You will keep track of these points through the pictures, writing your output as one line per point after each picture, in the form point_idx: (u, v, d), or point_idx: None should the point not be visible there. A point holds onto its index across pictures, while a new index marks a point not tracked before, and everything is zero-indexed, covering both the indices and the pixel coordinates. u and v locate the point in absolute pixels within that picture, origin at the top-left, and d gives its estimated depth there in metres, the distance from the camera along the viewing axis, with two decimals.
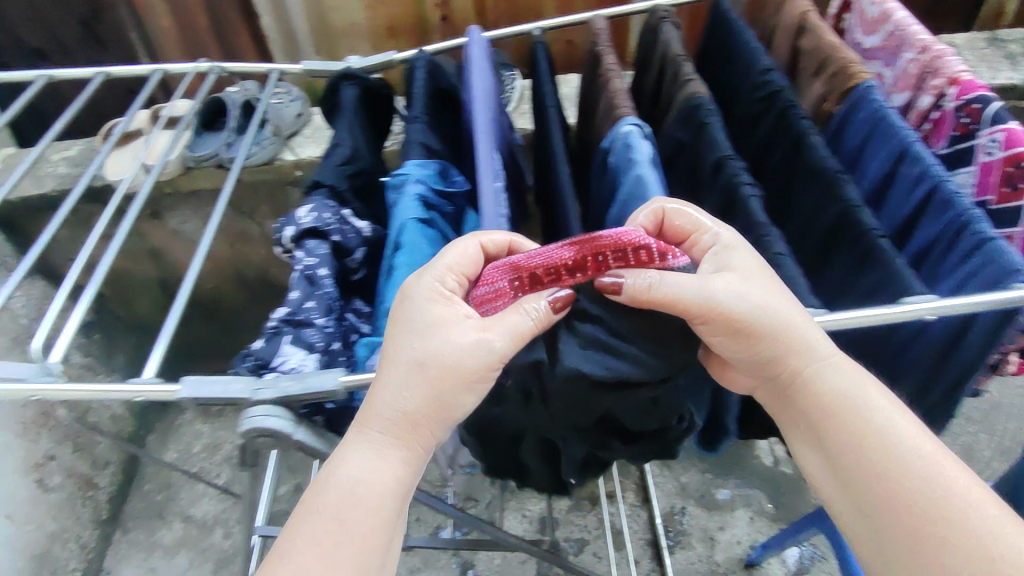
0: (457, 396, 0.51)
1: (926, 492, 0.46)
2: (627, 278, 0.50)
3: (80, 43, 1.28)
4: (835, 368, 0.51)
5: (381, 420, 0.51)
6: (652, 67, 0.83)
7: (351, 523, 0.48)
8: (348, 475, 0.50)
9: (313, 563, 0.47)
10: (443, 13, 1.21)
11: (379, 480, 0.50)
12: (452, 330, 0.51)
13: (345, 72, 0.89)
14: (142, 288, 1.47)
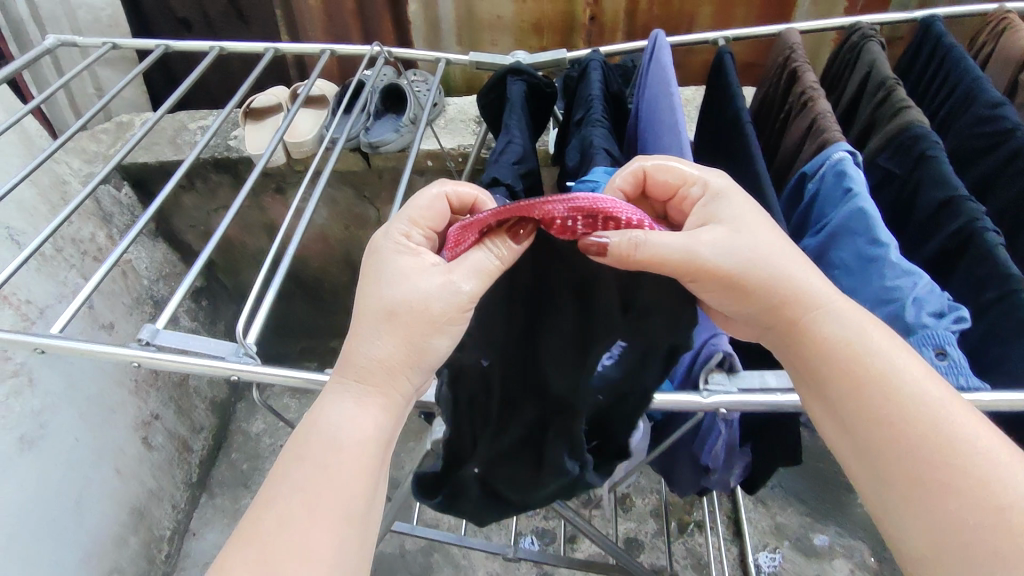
0: (430, 340, 0.47)
1: (941, 446, 0.40)
2: (612, 239, 0.43)
3: (227, 18, 1.31)
4: (835, 312, 0.46)
5: (355, 368, 0.48)
6: (849, 87, 0.78)
7: (328, 475, 0.45)
8: (328, 423, 0.47)
9: (299, 509, 0.44)
10: (593, 13, 1.18)
11: (355, 428, 0.47)
12: (419, 277, 0.48)
13: (515, 67, 0.85)
14: (252, 261, 1.49)
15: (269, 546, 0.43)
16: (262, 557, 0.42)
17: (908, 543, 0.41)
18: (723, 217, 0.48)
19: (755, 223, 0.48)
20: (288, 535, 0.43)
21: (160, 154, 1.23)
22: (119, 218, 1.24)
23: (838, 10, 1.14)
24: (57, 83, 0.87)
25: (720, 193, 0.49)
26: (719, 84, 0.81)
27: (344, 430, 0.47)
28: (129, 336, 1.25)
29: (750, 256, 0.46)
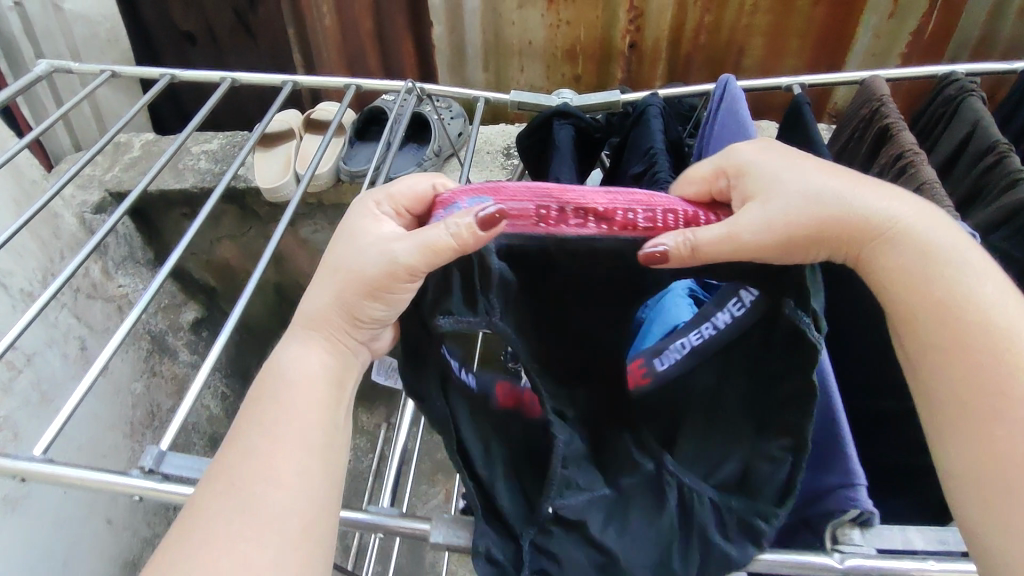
0: (360, 301, 0.43)
1: (1003, 375, 0.39)
2: (671, 241, 0.41)
3: (233, 35, 1.22)
4: (917, 232, 0.43)
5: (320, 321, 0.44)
6: (940, 145, 0.70)
7: (287, 440, 0.41)
8: (279, 363, 0.44)
9: (257, 447, 0.41)
10: (634, 40, 1.09)
11: (316, 382, 0.43)
12: (374, 238, 0.44)
13: (562, 109, 0.77)
14: (256, 291, 1.39)
15: (229, 528, 0.38)
16: (224, 540, 0.38)
17: (943, 455, 0.40)
18: (761, 181, 0.43)
19: (814, 169, 0.44)
20: (251, 512, 0.39)
21: (160, 180, 1.15)
22: (115, 250, 1.14)
23: (899, 44, 1.05)
24: (53, 117, 0.78)
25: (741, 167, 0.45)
26: (794, 136, 0.72)
27: (293, 365, 0.44)
28: (124, 375, 1.15)
29: (787, 215, 0.41)
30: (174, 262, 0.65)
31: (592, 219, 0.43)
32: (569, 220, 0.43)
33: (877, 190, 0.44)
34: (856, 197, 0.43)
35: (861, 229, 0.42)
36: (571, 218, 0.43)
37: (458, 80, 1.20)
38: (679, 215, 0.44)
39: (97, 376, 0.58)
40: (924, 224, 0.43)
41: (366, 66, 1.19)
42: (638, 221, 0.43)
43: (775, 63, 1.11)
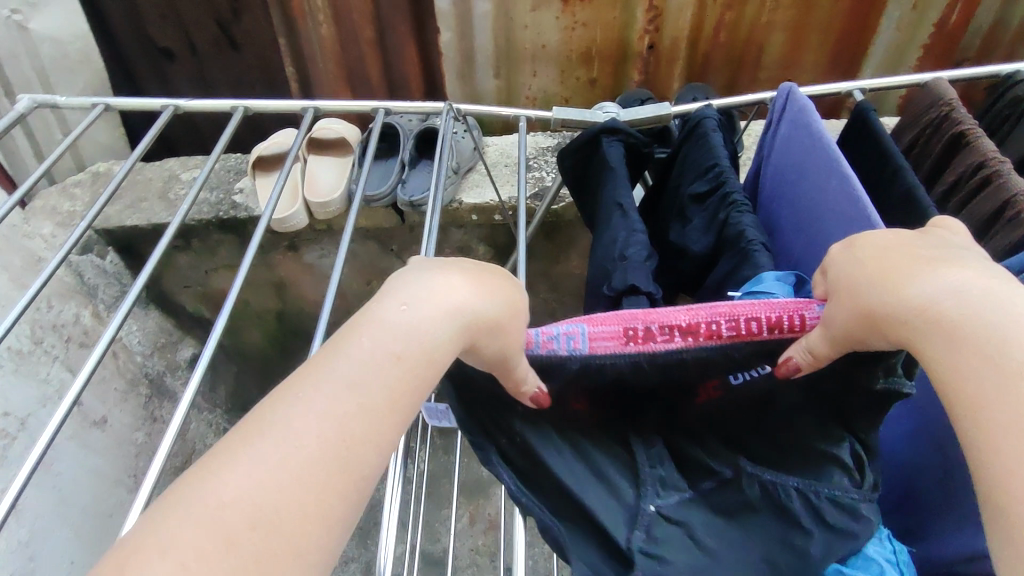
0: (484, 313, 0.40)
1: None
2: (797, 355, 0.42)
3: (217, 48, 1.18)
4: (967, 308, 0.34)
5: (454, 305, 0.39)
6: (1006, 147, 0.67)
7: (374, 397, 0.35)
8: (395, 321, 0.38)
9: (342, 407, 0.34)
10: (652, 41, 1.05)
11: (428, 353, 0.37)
12: (485, 284, 0.42)
13: (611, 124, 0.72)
14: (256, 320, 1.30)
15: (276, 469, 0.31)
16: (264, 478, 0.30)
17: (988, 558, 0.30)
18: (843, 285, 0.39)
19: (888, 255, 0.38)
20: (304, 458, 0.31)
21: (150, 214, 1.05)
22: (105, 290, 1.04)
23: (920, 36, 1.03)
24: (38, 172, 0.69)
25: (840, 258, 0.41)
26: (861, 145, 0.67)
27: (411, 330, 0.37)
28: (124, 426, 1.06)
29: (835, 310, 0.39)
30: (219, 338, 0.58)
31: (673, 340, 0.44)
32: (651, 344, 0.44)
33: (927, 265, 0.36)
34: (892, 276, 0.37)
35: (885, 317, 0.36)
36: (649, 342, 0.44)
37: (466, 90, 1.14)
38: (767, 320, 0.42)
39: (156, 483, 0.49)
40: (989, 296, 0.33)
41: (366, 78, 1.13)
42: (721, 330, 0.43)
43: (795, 59, 1.08)
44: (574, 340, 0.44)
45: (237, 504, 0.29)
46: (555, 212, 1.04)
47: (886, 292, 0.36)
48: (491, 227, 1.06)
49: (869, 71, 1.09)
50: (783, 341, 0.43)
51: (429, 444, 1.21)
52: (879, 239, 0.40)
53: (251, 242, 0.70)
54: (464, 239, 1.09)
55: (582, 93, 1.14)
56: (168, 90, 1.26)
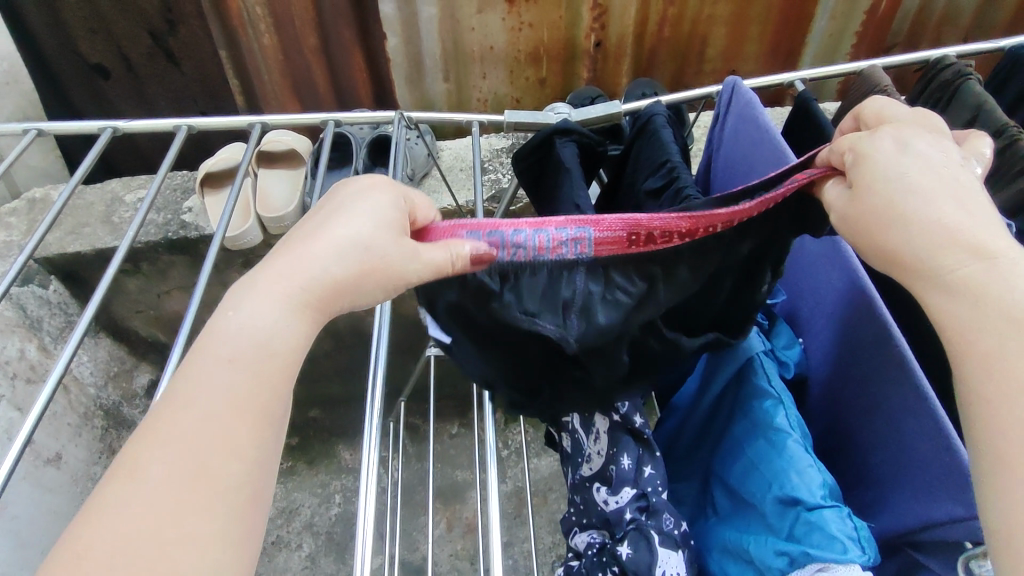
0: (325, 267, 0.37)
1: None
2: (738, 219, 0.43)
3: (151, 61, 1.15)
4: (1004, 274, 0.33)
5: (292, 279, 0.37)
6: None
7: (218, 409, 0.33)
8: (232, 326, 0.35)
9: (187, 433, 0.32)
10: (598, 38, 1.06)
11: (269, 347, 0.35)
12: (317, 241, 0.38)
13: (563, 125, 0.72)
14: None
15: (135, 509, 0.30)
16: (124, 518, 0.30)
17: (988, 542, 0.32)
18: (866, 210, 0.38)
19: (935, 184, 0.36)
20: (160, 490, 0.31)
21: (94, 239, 1.01)
22: (50, 322, 0.99)
23: (854, 23, 1.07)
24: None
25: (869, 175, 0.38)
26: (807, 135, 0.69)
27: (251, 326, 0.35)
28: (81, 461, 1.01)
29: (857, 216, 0.38)
30: (176, 368, 0.55)
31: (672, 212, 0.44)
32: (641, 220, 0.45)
33: (958, 213, 0.35)
34: (921, 201, 0.36)
35: (912, 268, 0.36)
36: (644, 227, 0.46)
37: (416, 95, 1.13)
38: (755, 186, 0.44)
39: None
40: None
41: (313, 87, 1.11)
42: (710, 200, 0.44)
43: (737, 51, 1.11)
44: (580, 245, 0.44)
45: (96, 553, 0.29)
46: (513, 212, 1.04)
47: (917, 238, 0.35)
48: None
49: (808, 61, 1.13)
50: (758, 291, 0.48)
51: (402, 454, 1.20)
52: (928, 153, 0.38)
53: (205, 264, 0.68)
54: None
55: (532, 92, 1.14)
56: (104, 107, 1.22)
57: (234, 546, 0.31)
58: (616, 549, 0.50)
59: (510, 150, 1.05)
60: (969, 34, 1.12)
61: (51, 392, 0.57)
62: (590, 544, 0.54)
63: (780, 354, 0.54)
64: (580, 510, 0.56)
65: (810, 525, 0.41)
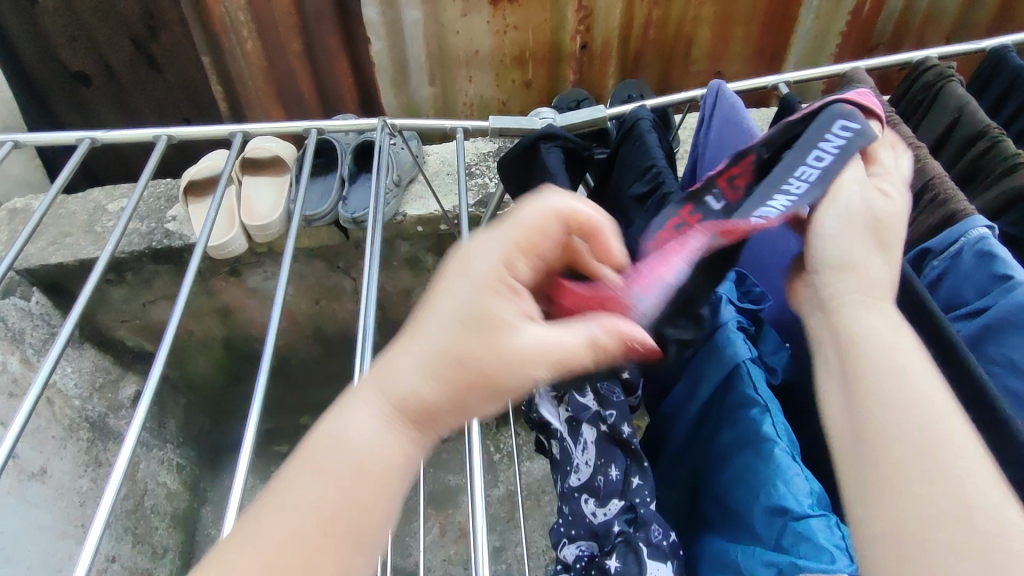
0: (422, 385, 0.37)
1: (961, 470, 0.32)
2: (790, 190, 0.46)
3: (133, 68, 1.14)
4: (895, 321, 0.38)
5: (392, 393, 0.37)
6: (922, 130, 0.69)
7: (305, 529, 0.34)
8: (337, 435, 0.37)
9: (273, 545, 0.34)
10: (584, 40, 1.05)
11: (362, 468, 0.36)
12: (413, 348, 0.38)
13: (548, 130, 0.72)
14: (203, 348, 1.24)
15: None
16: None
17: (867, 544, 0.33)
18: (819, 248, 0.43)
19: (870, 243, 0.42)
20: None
21: (77, 249, 1.00)
22: (32, 334, 0.98)
23: (838, 23, 1.07)
24: None
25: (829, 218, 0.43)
26: None
27: (351, 442, 0.36)
28: (66, 474, 1.00)
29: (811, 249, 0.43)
30: (159, 381, 0.54)
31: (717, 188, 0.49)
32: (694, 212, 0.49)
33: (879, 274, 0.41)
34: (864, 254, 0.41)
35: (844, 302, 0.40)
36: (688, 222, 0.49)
37: (402, 100, 1.12)
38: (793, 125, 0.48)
39: (98, 546, 0.46)
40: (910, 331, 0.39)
41: (298, 93, 1.10)
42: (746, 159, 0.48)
43: (723, 52, 1.11)
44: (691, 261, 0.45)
45: None
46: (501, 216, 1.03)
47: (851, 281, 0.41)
48: (438, 237, 1.05)
49: (793, 61, 1.13)
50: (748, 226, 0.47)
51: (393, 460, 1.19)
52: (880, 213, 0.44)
53: (187, 274, 0.67)
54: (413, 250, 1.07)
55: (519, 95, 1.14)
56: (86, 116, 1.20)
57: None
58: (604, 562, 0.51)
59: (497, 154, 1.05)
60: (953, 33, 1.13)
61: (30, 410, 0.56)
62: (579, 556, 0.54)
63: (768, 360, 0.54)
64: (569, 520, 0.56)
65: (798, 536, 0.41)
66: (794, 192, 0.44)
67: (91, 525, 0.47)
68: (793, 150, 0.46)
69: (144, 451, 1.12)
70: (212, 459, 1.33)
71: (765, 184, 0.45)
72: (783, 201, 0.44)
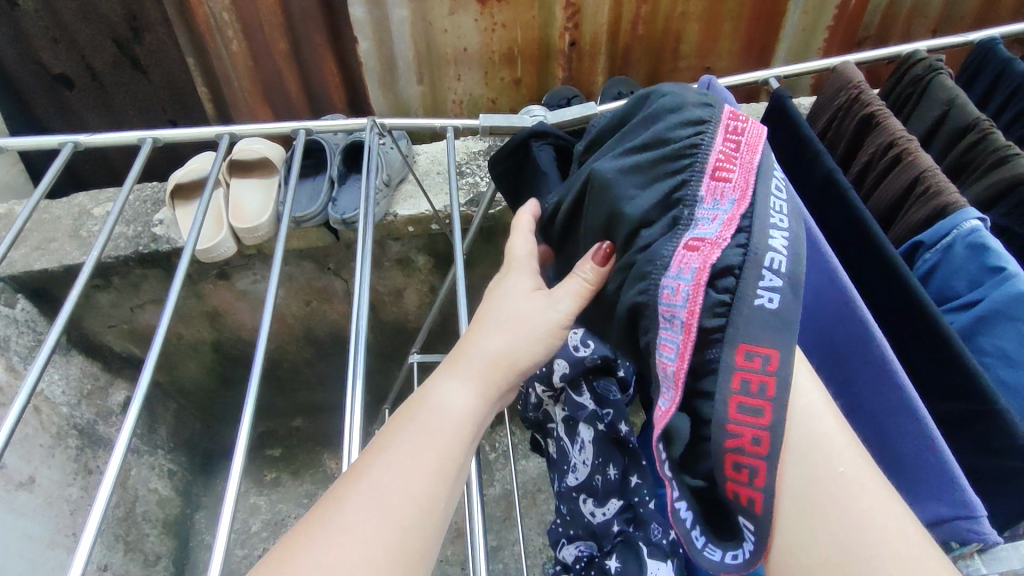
0: (493, 346, 0.48)
1: (865, 503, 0.35)
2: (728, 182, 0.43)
3: (117, 69, 1.12)
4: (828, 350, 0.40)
5: (468, 365, 0.47)
6: (912, 124, 0.69)
7: (407, 481, 0.40)
8: (433, 399, 0.44)
9: (382, 492, 0.39)
10: (572, 37, 1.05)
11: (456, 420, 0.44)
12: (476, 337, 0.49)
13: (539, 129, 0.71)
14: (192, 352, 1.23)
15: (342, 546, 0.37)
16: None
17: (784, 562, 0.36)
18: None
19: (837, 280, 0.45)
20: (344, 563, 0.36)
21: (62, 254, 0.99)
22: (18, 342, 0.96)
23: (826, 17, 1.07)
24: None
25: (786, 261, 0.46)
26: (782, 133, 0.69)
27: (449, 401, 0.44)
28: (55, 483, 0.99)
29: None
30: (148, 385, 0.54)
31: (694, 225, 0.42)
32: (689, 276, 0.40)
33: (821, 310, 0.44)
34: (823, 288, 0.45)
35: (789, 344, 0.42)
36: (676, 295, 0.40)
37: (390, 98, 1.11)
38: (731, 122, 0.45)
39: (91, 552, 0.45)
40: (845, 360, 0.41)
41: (285, 94, 1.09)
42: (736, 203, 0.41)
43: (711, 47, 1.10)
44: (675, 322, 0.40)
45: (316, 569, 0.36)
46: (492, 215, 1.02)
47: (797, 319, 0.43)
48: (429, 236, 1.04)
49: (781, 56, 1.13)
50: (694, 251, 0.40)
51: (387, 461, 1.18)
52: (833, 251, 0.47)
53: (175, 277, 0.66)
54: (404, 250, 1.07)
55: (509, 93, 1.13)
56: (69, 119, 1.18)
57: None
58: (603, 562, 0.53)
59: (487, 153, 1.04)
60: (939, 26, 1.13)
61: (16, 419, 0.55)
62: (578, 557, 0.56)
63: None
64: (567, 520, 0.57)
65: None
66: (782, 226, 0.40)
67: (84, 530, 0.46)
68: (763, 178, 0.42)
69: (135, 457, 1.11)
70: (204, 464, 1.31)
71: (764, 227, 0.39)
72: (782, 247, 0.39)
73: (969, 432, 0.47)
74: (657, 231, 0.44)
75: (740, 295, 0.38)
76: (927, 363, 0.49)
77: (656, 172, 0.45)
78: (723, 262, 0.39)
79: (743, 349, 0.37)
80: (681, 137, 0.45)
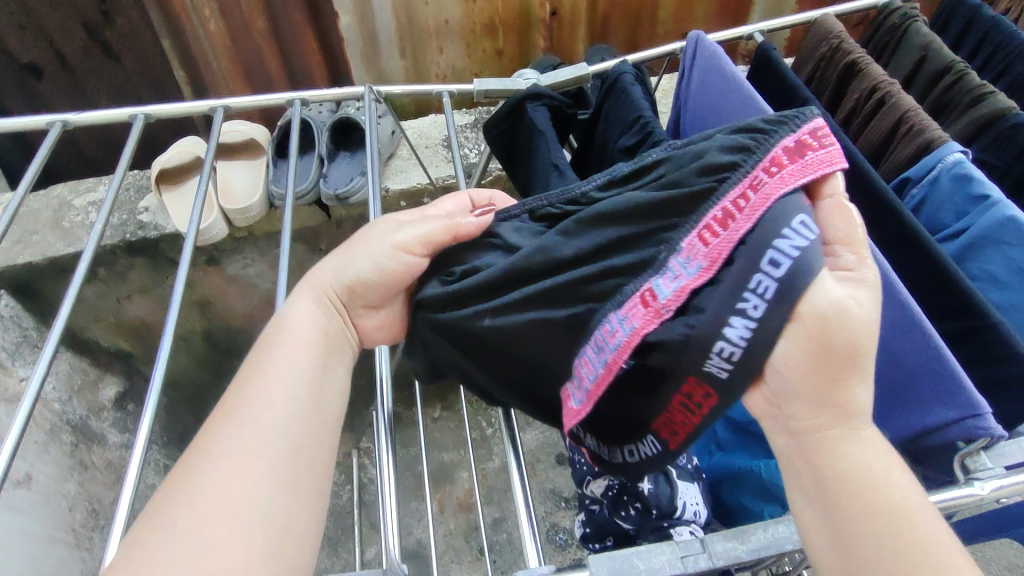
0: (351, 267, 0.52)
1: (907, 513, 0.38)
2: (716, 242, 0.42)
3: (88, 56, 1.10)
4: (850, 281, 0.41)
5: (318, 285, 0.52)
6: (891, 70, 0.72)
7: (267, 413, 0.45)
8: (287, 323, 0.50)
9: (246, 424, 0.44)
10: (553, 6, 1.06)
11: (304, 341, 0.49)
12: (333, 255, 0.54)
13: (534, 90, 0.72)
14: (182, 344, 1.21)
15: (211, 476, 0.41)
16: (185, 543, 0.38)
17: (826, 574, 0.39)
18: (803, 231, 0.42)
19: None
20: (213, 493, 0.40)
21: (46, 246, 0.96)
22: (4, 337, 0.93)
23: None
24: None
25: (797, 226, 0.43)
26: (769, 81, 0.71)
27: (297, 322, 0.50)
28: (52, 480, 0.97)
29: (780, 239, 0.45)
30: (166, 366, 0.55)
31: (661, 274, 0.44)
32: (628, 328, 0.43)
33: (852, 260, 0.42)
34: None
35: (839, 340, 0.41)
36: (612, 335, 0.44)
37: (373, 73, 1.10)
38: (760, 175, 0.42)
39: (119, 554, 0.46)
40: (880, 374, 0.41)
41: (265, 73, 1.07)
42: (700, 271, 0.42)
43: (688, 11, 1.12)
44: (602, 346, 0.45)
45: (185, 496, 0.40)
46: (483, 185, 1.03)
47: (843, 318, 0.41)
48: None
49: (756, 16, 1.16)
50: (649, 304, 0.43)
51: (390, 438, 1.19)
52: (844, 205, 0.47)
53: (182, 256, 0.66)
54: None
55: (490, 65, 1.14)
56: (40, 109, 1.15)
57: (268, 513, 0.41)
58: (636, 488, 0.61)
59: (474, 125, 1.05)
60: None
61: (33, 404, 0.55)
62: (608, 488, 0.63)
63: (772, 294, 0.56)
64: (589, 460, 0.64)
65: None
66: (752, 316, 0.39)
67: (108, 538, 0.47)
68: (747, 247, 0.40)
69: None
70: None
71: (721, 315, 0.40)
72: (739, 340, 0.40)
73: (972, 344, 0.50)
74: (630, 259, 0.46)
75: (696, 358, 0.41)
76: (921, 285, 0.53)
77: (650, 208, 0.46)
78: (664, 330, 0.42)
79: (690, 381, 0.42)
80: (699, 182, 0.44)
